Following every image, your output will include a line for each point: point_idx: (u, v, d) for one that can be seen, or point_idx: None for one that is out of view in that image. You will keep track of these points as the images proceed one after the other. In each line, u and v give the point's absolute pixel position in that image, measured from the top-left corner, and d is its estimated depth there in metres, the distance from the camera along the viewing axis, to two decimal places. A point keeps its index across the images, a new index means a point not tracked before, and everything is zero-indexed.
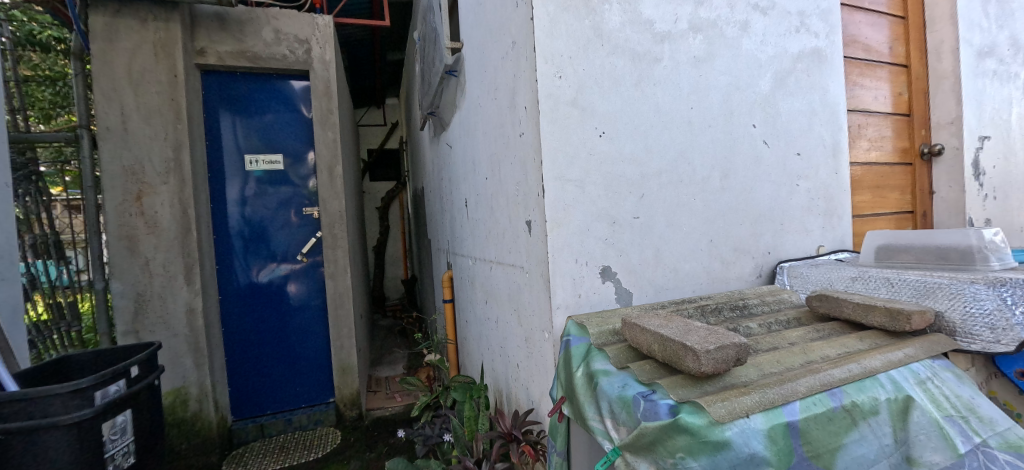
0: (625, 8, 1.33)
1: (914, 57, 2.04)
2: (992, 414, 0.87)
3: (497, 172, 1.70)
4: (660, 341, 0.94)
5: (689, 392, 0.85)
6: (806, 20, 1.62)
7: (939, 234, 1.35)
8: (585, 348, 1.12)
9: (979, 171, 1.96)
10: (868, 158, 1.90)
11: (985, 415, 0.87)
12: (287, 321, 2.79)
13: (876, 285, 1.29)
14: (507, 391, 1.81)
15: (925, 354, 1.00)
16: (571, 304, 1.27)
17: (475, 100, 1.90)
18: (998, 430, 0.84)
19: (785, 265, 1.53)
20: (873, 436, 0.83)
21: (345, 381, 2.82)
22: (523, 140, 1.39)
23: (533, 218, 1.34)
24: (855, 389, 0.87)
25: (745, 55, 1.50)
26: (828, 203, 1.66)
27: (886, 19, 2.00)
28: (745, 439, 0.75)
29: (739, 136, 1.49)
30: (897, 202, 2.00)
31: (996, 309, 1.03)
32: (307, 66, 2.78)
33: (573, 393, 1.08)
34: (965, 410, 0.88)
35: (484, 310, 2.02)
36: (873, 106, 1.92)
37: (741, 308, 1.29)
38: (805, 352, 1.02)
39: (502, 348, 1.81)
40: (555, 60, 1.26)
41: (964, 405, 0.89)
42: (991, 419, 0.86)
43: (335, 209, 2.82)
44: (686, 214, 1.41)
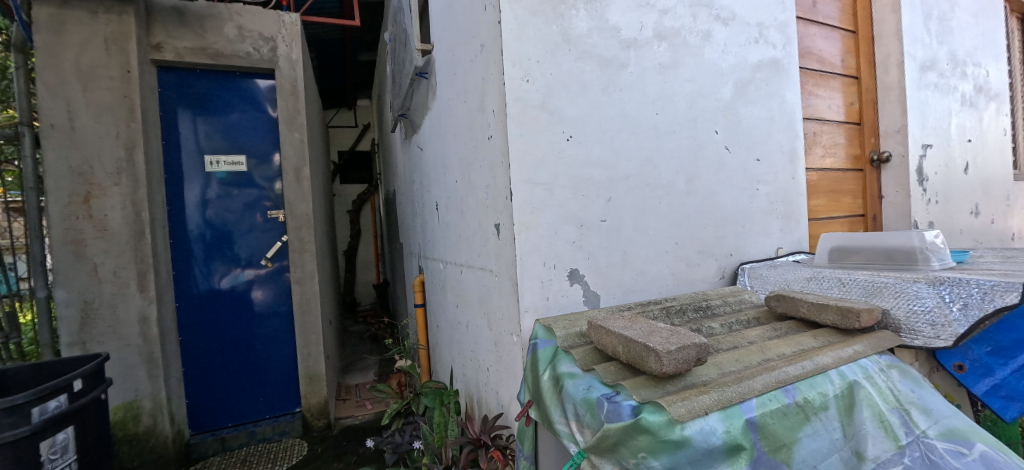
0: (592, 14, 1.35)
1: (863, 69, 2.16)
2: (933, 405, 0.91)
3: (467, 175, 1.68)
4: (624, 343, 0.95)
5: (652, 392, 0.85)
6: (765, 31, 1.69)
7: (885, 236, 1.42)
8: (552, 350, 1.12)
9: (922, 177, 2.09)
10: (823, 164, 1.99)
11: (927, 405, 0.91)
12: (251, 328, 2.67)
13: (829, 285, 1.35)
14: (477, 396, 1.79)
15: (873, 350, 1.05)
16: (539, 307, 1.27)
17: (446, 102, 1.88)
18: (939, 419, 0.89)
19: (745, 266, 1.58)
20: (825, 430, 0.86)
21: (313, 390, 2.73)
22: (492, 143, 1.39)
23: (502, 221, 1.34)
24: (807, 385, 0.91)
25: (707, 63, 1.55)
26: (786, 206, 1.73)
27: (838, 33, 2.11)
28: (703, 436, 0.76)
29: (703, 141, 1.53)
30: (850, 206, 2.10)
31: (936, 306, 1.10)
32: (273, 65, 2.69)
33: (541, 396, 1.07)
34: (909, 402, 0.92)
35: (455, 315, 1.99)
36: (828, 115, 2.02)
37: (704, 308, 1.33)
38: (762, 351, 1.05)
39: (473, 352, 1.79)
40: (523, 64, 1.26)
41: (907, 398, 0.93)
42: (932, 410, 0.90)
43: (303, 213, 2.74)
44: (653, 217, 1.44)
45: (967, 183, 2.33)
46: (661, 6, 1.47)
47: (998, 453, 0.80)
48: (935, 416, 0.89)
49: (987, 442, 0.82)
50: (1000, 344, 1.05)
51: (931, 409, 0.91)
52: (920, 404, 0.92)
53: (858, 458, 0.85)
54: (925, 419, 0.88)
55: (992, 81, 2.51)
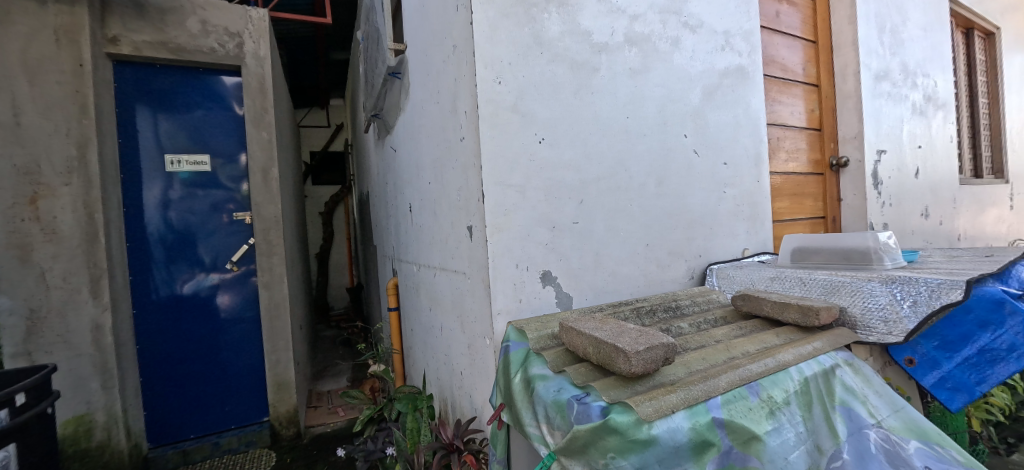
0: (564, 18, 1.36)
1: (823, 78, 2.26)
2: (881, 400, 0.98)
3: (440, 177, 1.66)
4: (595, 344, 0.95)
5: (621, 392, 0.86)
6: (731, 39, 1.75)
7: (843, 237, 1.49)
8: (524, 352, 1.12)
9: (877, 180, 2.20)
10: (786, 168, 2.07)
11: (877, 402, 0.97)
12: (215, 335, 2.55)
13: (791, 284, 1.40)
14: (451, 400, 1.77)
15: (831, 346, 1.10)
16: (511, 309, 1.26)
17: (419, 102, 1.86)
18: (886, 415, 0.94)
19: (714, 267, 1.62)
20: (789, 425, 0.88)
21: (281, 398, 2.64)
22: (464, 145, 1.38)
23: (474, 224, 1.33)
24: (770, 382, 0.94)
25: (676, 69, 1.59)
26: (752, 209, 1.79)
27: (800, 42, 2.20)
28: (670, 434, 0.77)
29: (673, 145, 1.57)
30: (812, 208, 2.19)
31: (888, 304, 1.16)
32: (239, 61, 2.60)
33: (512, 399, 1.07)
34: (861, 398, 0.97)
35: (429, 318, 1.96)
36: (790, 121, 2.10)
37: (674, 308, 1.35)
38: (728, 349, 1.08)
39: (447, 356, 1.76)
40: (495, 66, 1.26)
41: (859, 394, 0.98)
42: (881, 405, 0.97)
43: (271, 215, 2.65)
44: (624, 220, 1.45)
45: (918, 187, 2.47)
46: (631, 12, 1.49)
47: (937, 447, 0.87)
48: (885, 411, 0.95)
49: (925, 438, 0.90)
50: (946, 338, 1.10)
51: (879, 403, 0.97)
52: (871, 399, 0.98)
53: (817, 452, 0.88)
54: (878, 411, 0.95)
55: (939, 91, 2.67)
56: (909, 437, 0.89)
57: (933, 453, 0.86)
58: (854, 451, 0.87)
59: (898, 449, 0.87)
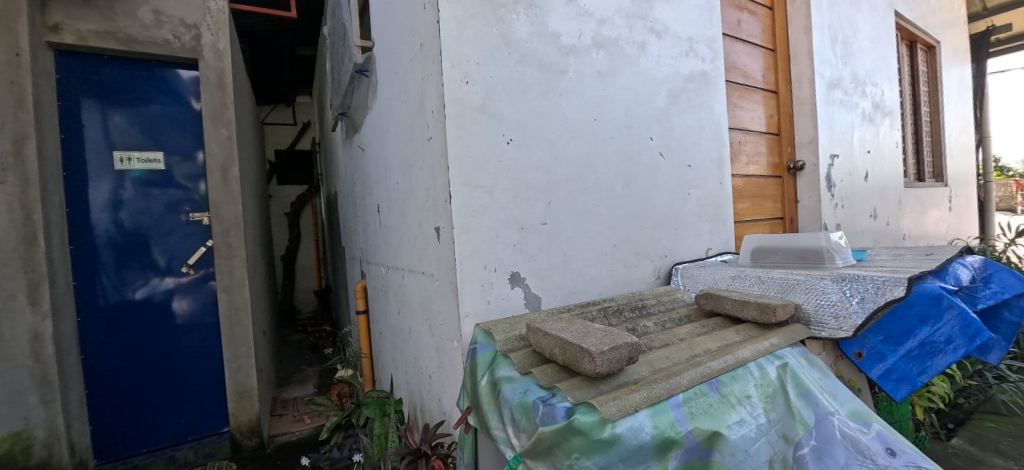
0: (532, 19, 1.36)
1: (781, 85, 2.36)
2: (837, 388, 1.02)
3: (408, 177, 1.63)
4: (560, 344, 0.96)
5: (586, 393, 0.86)
6: (695, 45, 1.80)
7: (799, 237, 1.55)
8: (490, 354, 1.11)
9: (830, 183, 2.32)
10: (747, 170, 2.15)
11: (833, 389, 1.02)
12: (169, 343, 2.41)
13: (750, 283, 1.45)
14: (420, 404, 1.74)
15: (787, 342, 1.14)
16: (479, 312, 1.25)
17: (386, 101, 1.82)
18: (844, 403, 0.98)
19: (679, 267, 1.66)
20: (751, 417, 0.91)
21: (242, 407, 2.52)
22: (431, 145, 1.36)
23: (442, 225, 1.31)
24: (729, 378, 0.96)
25: (642, 73, 1.62)
26: (715, 210, 1.85)
27: (760, 50, 2.29)
28: (634, 432, 0.78)
29: (639, 148, 1.60)
30: (771, 210, 2.29)
31: (839, 300, 1.22)
32: (196, 54, 2.47)
33: (479, 402, 1.05)
34: (820, 386, 1.02)
35: (398, 321, 1.92)
36: (751, 125, 2.19)
37: (640, 307, 1.38)
38: (691, 347, 1.11)
39: (416, 359, 1.73)
40: (462, 65, 1.24)
41: (817, 384, 1.02)
42: (838, 392, 1.01)
43: (231, 215, 2.53)
44: (592, 221, 1.47)
45: (867, 189, 2.62)
46: (599, 16, 1.51)
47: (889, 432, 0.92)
48: (842, 397, 0.99)
49: (880, 422, 0.94)
50: (890, 333, 1.17)
51: (836, 390, 1.02)
52: (827, 388, 1.02)
53: (785, 440, 0.91)
54: (835, 399, 0.98)
55: (887, 100, 2.84)
56: (869, 421, 0.93)
57: (888, 436, 0.90)
58: (821, 437, 0.89)
59: (858, 434, 0.89)
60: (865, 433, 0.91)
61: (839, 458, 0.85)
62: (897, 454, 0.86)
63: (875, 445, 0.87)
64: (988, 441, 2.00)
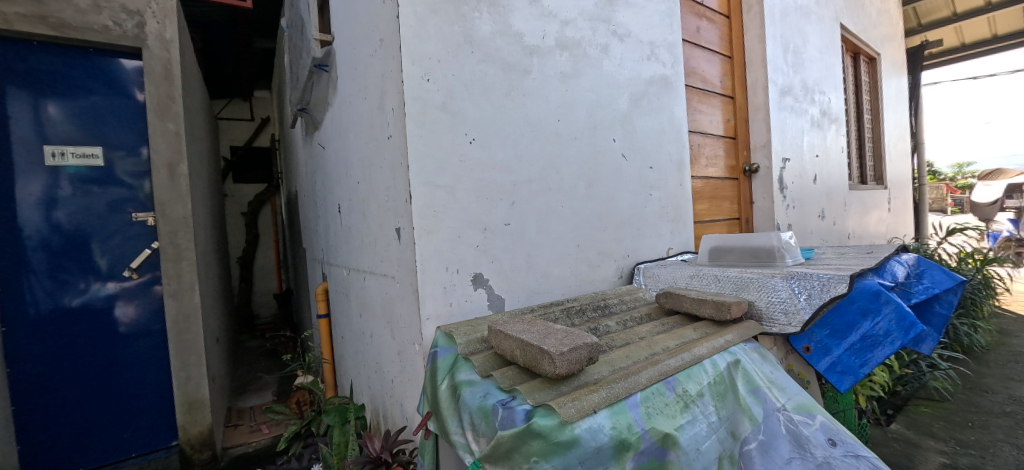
0: (495, 18, 1.35)
1: (738, 91, 2.46)
2: (785, 382, 1.08)
3: (368, 176, 1.58)
4: (521, 346, 0.95)
5: (546, 395, 0.85)
6: (656, 50, 1.84)
7: (752, 237, 1.62)
8: (452, 358, 1.09)
9: (782, 185, 2.44)
10: (706, 173, 2.22)
11: (781, 384, 1.07)
12: (110, 352, 2.23)
13: (707, 282, 1.50)
14: (383, 410, 1.68)
15: (741, 338, 1.19)
16: (441, 314, 1.23)
17: (347, 98, 1.76)
18: (790, 396, 1.03)
19: (641, 267, 1.69)
20: (703, 416, 0.94)
21: (193, 419, 2.36)
22: (392, 143, 1.32)
23: (402, 225, 1.28)
24: (685, 375, 0.98)
25: (605, 76, 1.64)
26: (675, 210, 1.90)
27: (718, 57, 2.37)
28: (592, 434, 0.78)
29: (602, 149, 1.61)
30: (728, 210, 2.37)
31: (789, 297, 1.28)
32: (140, 43, 2.29)
33: (438, 407, 1.03)
34: (770, 382, 1.07)
35: (360, 325, 1.85)
36: (709, 129, 2.26)
37: (602, 307, 1.39)
38: (650, 346, 1.12)
39: (378, 364, 1.68)
40: (423, 62, 1.21)
41: (767, 379, 1.08)
42: (786, 386, 1.06)
43: (179, 215, 2.37)
44: (555, 221, 1.47)
45: (815, 191, 2.77)
46: (563, 17, 1.52)
47: (831, 423, 0.98)
48: (790, 391, 1.05)
49: (823, 415, 1.01)
50: (835, 327, 1.23)
51: (785, 385, 1.07)
52: (776, 382, 1.07)
53: (733, 437, 0.95)
54: (782, 394, 1.04)
55: (833, 107, 3.01)
56: (813, 414, 0.99)
57: (830, 428, 0.97)
58: (768, 431, 0.95)
59: (801, 427, 0.96)
60: (809, 425, 0.98)
61: (783, 452, 0.91)
62: (838, 444, 0.93)
63: (817, 437, 0.94)
64: (922, 425, 2.16)
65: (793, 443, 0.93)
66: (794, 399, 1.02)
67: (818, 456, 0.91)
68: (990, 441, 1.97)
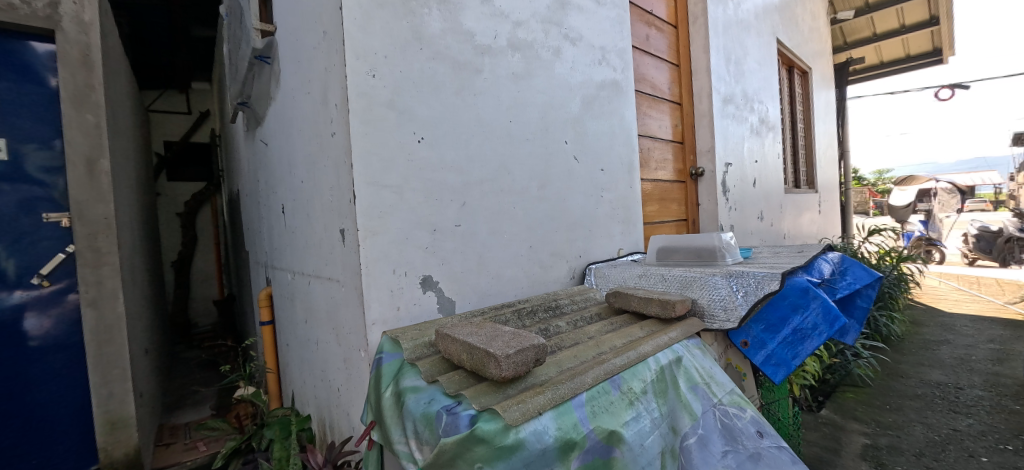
0: (445, 16, 1.33)
1: (685, 97, 2.57)
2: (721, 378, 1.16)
3: (312, 175, 1.50)
4: (468, 349, 0.93)
5: (492, 398, 0.84)
6: (608, 55, 1.89)
7: (696, 237, 1.70)
8: (397, 364, 1.05)
9: (725, 189, 2.58)
10: (656, 175, 2.31)
11: (719, 380, 1.15)
12: (15, 370, 1.98)
13: (654, 281, 1.55)
14: (329, 421, 1.60)
15: (684, 335, 1.24)
16: (388, 319, 1.18)
17: (290, 92, 1.67)
18: (726, 392, 1.12)
19: (592, 267, 1.72)
20: (646, 412, 0.96)
21: (115, 440, 2.13)
22: (335, 141, 1.26)
23: (347, 227, 1.22)
24: (631, 373, 1.00)
25: (557, 79, 1.65)
26: (625, 212, 1.95)
27: (667, 64, 2.47)
28: (537, 436, 0.76)
29: (554, 150, 1.63)
30: (676, 212, 2.47)
31: (727, 294, 1.35)
32: (53, 24, 2.05)
33: (381, 416, 0.99)
34: (709, 379, 1.14)
35: (305, 331, 1.76)
36: (658, 133, 2.35)
37: (553, 308, 1.40)
38: (598, 345, 1.14)
39: (324, 372, 1.60)
40: (368, 57, 1.16)
41: (707, 375, 1.14)
42: (721, 382, 1.14)
43: (100, 216, 2.15)
44: (507, 222, 1.47)
45: (755, 194, 2.95)
46: (514, 18, 1.52)
47: (758, 417, 1.07)
48: (725, 387, 1.13)
49: (752, 408, 1.09)
50: (769, 322, 1.30)
51: (721, 381, 1.15)
52: (714, 378, 1.15)
53: (675, 432, 0.99)
54: (717, 390, 1.11)
55: (770, 116, 3.22)
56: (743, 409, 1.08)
57: (756, 421, 1.06)
58: (706, 425, 1.01)
59: (734, 420, 1.04)
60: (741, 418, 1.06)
61: (718, 445, 0.98)
62: (764, 436, 1.02)
63: (745, 428, 1.03)
64: (848, 409, 2.34)
65: (725, 435, 1.00)
66: (728, 395, 1.10)
67: (747, 447, 0.98)
68: (905, 422, 2.17)
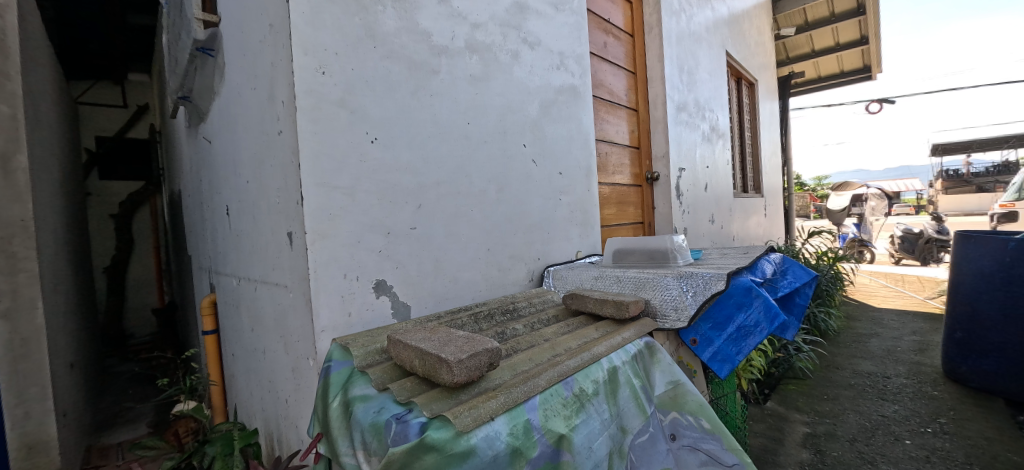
0: (400, 14, 1.30)
1: (641, 104, 2.65)
2: (662, 378, 1.22)
3: (258, 175, 1.43)
4: (420, 356, 0.91)
5: (444, 405, 0.82)
6: (566, 60, 1.92)
7: (650, 239, 1.75)
8: (346, 372, 1.01)
9: (678, 193, 2.68)
10: (613, 180, 2.36)
11: (658, 380, 1.21)
12: None
13: (610, 282, 1.58)
14: (277, 435, 1.53)
15: (637, 335, 1.26)
16: (338, 325, 1.14)
17: (235, 88, 1.58)
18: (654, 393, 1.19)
19: (550, 269, 1.74)
20: (596, 413, 0.97)
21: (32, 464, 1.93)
22: (282, 140, 1.20)
23: (294, 230, 1.17)
24: (583, 375, 1.01)
25: (515, 82, 1.66)
26: (583, 215, 1.98)
27: (624, 72, 2.54)
28: (488, 442, 0.75)
29: (512, 153, 1.63)
30: (633, 215, 2.54)
31: (678, 295, 1.39)
32: None
33: (329, 427, 0.94)
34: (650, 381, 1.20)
35: (251, 340, 1.67)
36: (616, 138, 2.41)
37: (511, 311, 1.40)
38: (553, 347, 1.14)
39: (271, 383, 1.52)
40: (317, 53, 1.12)
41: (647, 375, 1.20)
42: (661, 382, 1.22)
43: (15, 217, 1.93)
44: (465, 225, 1.45)
45: (706, 198, 3.09)
46: (472, 20, 1.51)
47: (689, 418, 1.15)
48: (663, 387, 1.20)
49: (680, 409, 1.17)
50: (716, 320, 1.36)
51: (661, 381, 1.22)
52: (654, 378, 1.21)
53: (624, 431, 1.02)
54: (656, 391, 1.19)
55: (720, 124, 3.39)
56: (672, 409, 1.17)
57: (686, 421, 1.15)
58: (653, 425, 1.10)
59: (667, 420, 1.15)
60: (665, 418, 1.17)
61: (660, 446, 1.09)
62: (678, 438, 1.15)
63: (668, 429, 1.15)
64: (790, 400, 2.49)
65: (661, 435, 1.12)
66: (663, 397, 1.19)
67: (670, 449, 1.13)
68: (840, 410, 2.34)
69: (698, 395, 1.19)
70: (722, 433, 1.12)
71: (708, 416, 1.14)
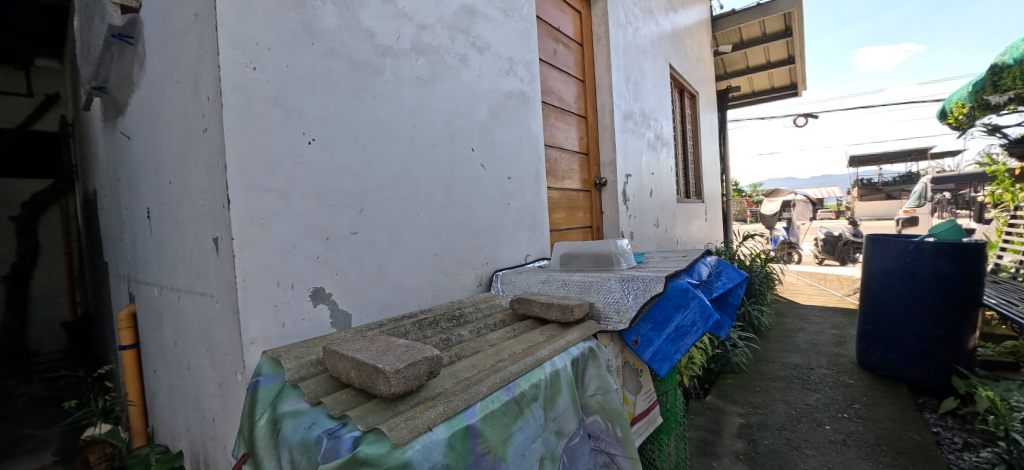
0: (341, 11, 1.25)
1: (590, 111, 2.73)
2: (593, 383, 1.25)
3: (181, 175, 1.32)
4: (356, 367, 0.87)
5: (380, 417, 0.79)
6: (515, 66, 1.94)
7: (595, 243, 1.80)
8: (277, 387, 0.95)
9: (624, 198, 2.78)
10: (563, 185, 2.41)
11: (593, 383, 1.24)
12: None
13: (556, 286, 1.60)
14: (204, 456, 1.41)
15: (581, 338, 1.29)
16: (270, 337, 1.08)
17: (155, 80, 1.46)
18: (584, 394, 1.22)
19: (499, 274, 1.75)
20: (534, 419, 0.98)
21: None
22: (207, 138, 1.12)
23: (220, 235, 1.09)
24: (525, 380, 1.01)
25: (463, 85, 1.66)
26: (532, 219, 2.01)
27: (573, 79, 2.60)
28: (424, 454, 0.73)
29: (460, 157, 1.62)
30: (582, 219, 2.61)
31: (620, 298, 1.44)
32: None
33: (255, 448, 0.88)
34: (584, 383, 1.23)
35: (175, 354, 1.53)
36: (565, 144, 2.46)
37: (457, 317, 1.39)
38: (498, 353, 1.14)
39: (196, 400, 1.40)
40: (247, 47, 1.05)
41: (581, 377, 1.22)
42: (592, 386, 1.24)
43: None
44: (409, 230, 1.42)
45: (651, 203, 3.23)
46: (419, 21, 1.49)
47: (607, 424, 1.20)
48: (591, 391, 1.23)
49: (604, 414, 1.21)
50: (656, 321, 1.42)
51: (591, 385, 1.24)
52: (589, 379, 1.24)
53: (559, 435, 1.05)
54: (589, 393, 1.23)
55: (664, 133, 3.56)
56: (596, 412, 1.21)
57: (602, 426, 1.20)
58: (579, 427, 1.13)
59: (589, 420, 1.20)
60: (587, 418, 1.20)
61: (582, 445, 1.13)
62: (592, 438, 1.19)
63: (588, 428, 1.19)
64: (727, 394, 2.65)
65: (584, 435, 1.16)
66: (589, 400, 1.21)
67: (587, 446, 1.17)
68: (771, 400, 2.52)
69: (620, 405, 1.23)
70: (628, 443, 1.19)
71: (622, 427, 1.20)
